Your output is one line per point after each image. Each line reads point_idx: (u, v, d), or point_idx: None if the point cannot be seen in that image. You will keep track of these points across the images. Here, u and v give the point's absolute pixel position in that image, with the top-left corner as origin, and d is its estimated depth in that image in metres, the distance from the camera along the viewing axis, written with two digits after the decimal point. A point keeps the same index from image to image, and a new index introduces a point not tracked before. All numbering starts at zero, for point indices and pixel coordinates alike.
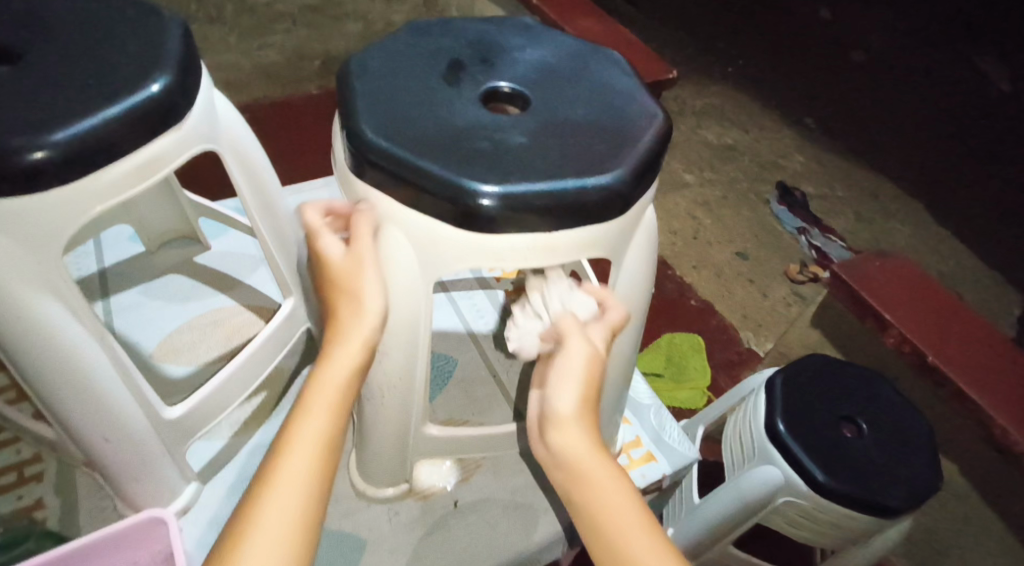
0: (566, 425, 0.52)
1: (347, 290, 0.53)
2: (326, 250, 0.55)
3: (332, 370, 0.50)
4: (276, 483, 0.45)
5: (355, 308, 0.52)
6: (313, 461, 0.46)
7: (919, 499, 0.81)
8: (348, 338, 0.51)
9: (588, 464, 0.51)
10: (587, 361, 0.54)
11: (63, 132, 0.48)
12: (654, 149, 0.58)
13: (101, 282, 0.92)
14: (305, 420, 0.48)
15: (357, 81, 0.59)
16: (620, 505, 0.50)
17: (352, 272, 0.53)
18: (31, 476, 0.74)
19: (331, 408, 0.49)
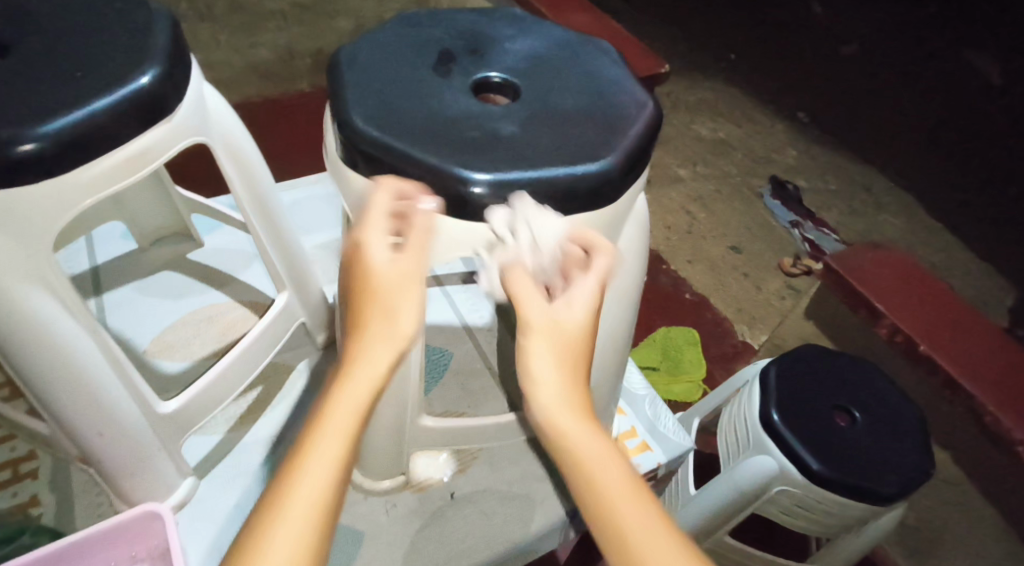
0: (555, 405, 0.46)
1: (389, 302, 0.47)
2: (371, 246, 0.49)
3: (356, 384, 0.44)
4: (287, 507, 0.39)
5: (388, 323, 0.47)
6: (330, 487, 0.41)
7: (912, 486, 0.82)
8: (382, 355, 0.46)
9: (586, 446, 0.45)
10: (548, 327, 0.48)
11: (52, 124, 0.48)
12: (644, 137, 0.58)
13: (94, 279, 0.92)
14: (323, 437, 0.42)
15: (348, 72, 0.59)
16: (619, 486, 0.43)
17: (402, 287, 0.48)
18: (26, 473, 0.74)
19: (352, 428, 0.43)
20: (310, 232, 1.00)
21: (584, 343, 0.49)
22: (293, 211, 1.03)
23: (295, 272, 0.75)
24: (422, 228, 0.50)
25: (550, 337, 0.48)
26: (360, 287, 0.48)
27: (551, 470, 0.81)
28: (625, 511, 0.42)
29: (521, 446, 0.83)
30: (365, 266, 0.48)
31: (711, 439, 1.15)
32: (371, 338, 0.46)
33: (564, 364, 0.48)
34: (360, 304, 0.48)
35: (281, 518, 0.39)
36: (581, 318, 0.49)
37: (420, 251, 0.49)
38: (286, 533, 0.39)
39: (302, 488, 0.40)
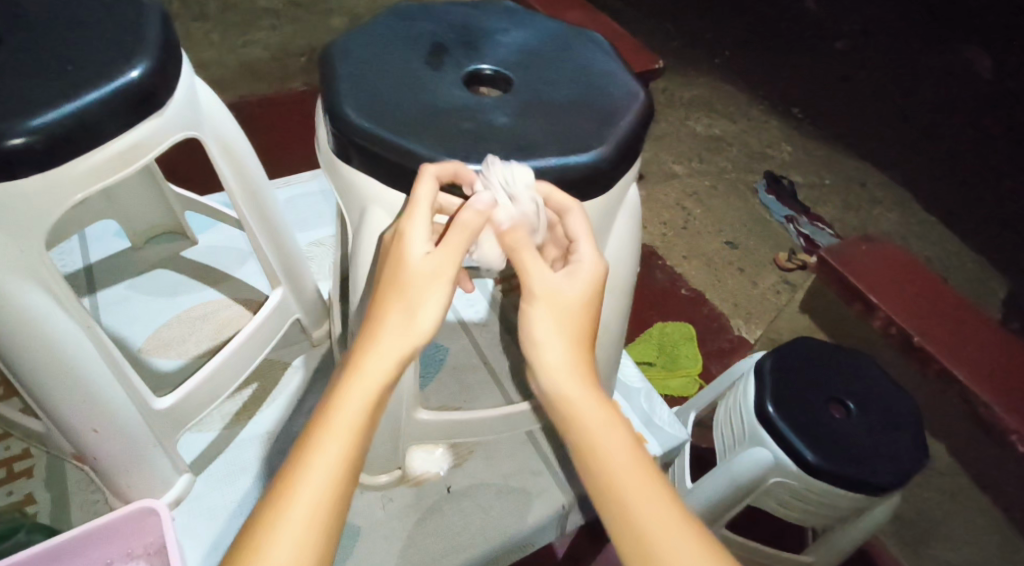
0: (556, 373, 0.48)
1: (415, 298, 0.46)
2: (410, 240, 0.48)
3: (367, 375, 0.44)
4: (294, 500, 0.41)
5: (406, 319, 0.46)
6: (334, 482, 0.42)
7: (906, 476, 0.82)
8: (400, 352, 0.45)
9: (589, 416, 0.47)
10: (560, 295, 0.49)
11: (41, 118, 0.48)
12: (635, 127, 0.59)
13: (88, 278, 0.92)
14: (331, 432, 0.43)
15: (340, 64, 0.59)
16: (620, 457, 0.46)
17: (432, 287, 0.46)
18: (21, 472, 0.74)
19: (360, 421, 0.43)
20: (304, 229, 1.00)
21: (587, 311, 0.50)
22: (287, 208, 1.03)
23: (289, 267, 0.75)
24: (462, 228, 0.48)
25: (548, 305, 0.49)
26: (393, 278, 0.47)
27: (547, 463, 0.81)
28: (622, 477, 0.45)
29: (517, 439, 0.83)
30: (400, 259, 0.47)
31: (707, 433, 1.15)
32: (392, 331, 0.46)
33: (567, 334, 0.49)
34: (387, 294, 0.47)
35: (288, 510, 0.40)
36: (587, 281, 0.50)
37: (456, 252, 0.47)
38: (291, 528, 0.40)
39: (308, 481, 0.41)
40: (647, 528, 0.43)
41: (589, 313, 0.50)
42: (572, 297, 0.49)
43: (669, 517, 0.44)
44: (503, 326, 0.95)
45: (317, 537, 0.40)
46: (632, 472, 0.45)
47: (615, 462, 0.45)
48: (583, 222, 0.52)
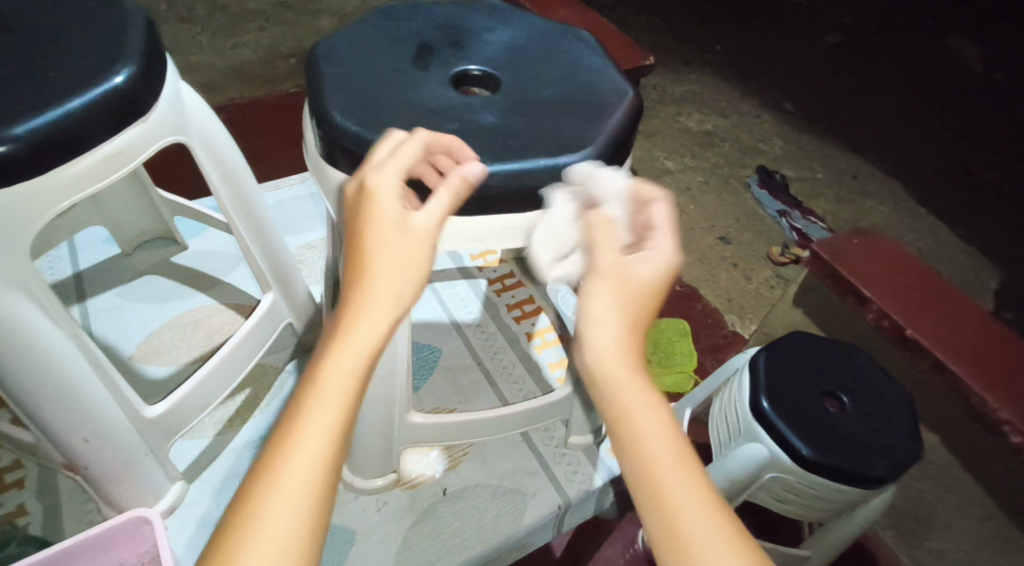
0: (606, 344, 0.45)
1: (403, 262, 0.44)
2: (384, 198, 0.46)
3: (352, 348, 0.42)
4: (285, 475, 0.39)
5: (390, 286, 0.44)
6: (328, 455, 0.40)
7: (900, 469, 0.82)
8: (384, 317, 0.43)
9: (631, 390, 0.44)
10: (629, 278, 0.46)
11: (22, 126, 0.47)
12: (625, 125, 0.58)
13: (77, 285, 0.91)
14: (320, 402, 0.41)
15: (326, 67, 0.59)
16: (660, 435, 0.43)
17: (418, 251, 0.45)
18: (12, 482, 0.73)
19: (350, 389, 0.41)
20: (295, 232, 1.00)
21: (646, 295, 0.47)
22: (278, 212, 1.02)
23: (280, 270, 0.75)
24: (448, 193, 0.48)
25: (604, 289, 0.46)
26: (365, 237, 0.45)
27: (542, 463, 0.81)
28: (661, 458, 0.42)
29: (512, 440, 0.83)
30: (371, 216, 0.45)
31: (703, 429, 1.15)
32: (378, 295, 0.43)
33: (621, 310, 0.45)
34: (365, 254, 0.44)
35: (278, 485, 0.38)
36: (654, 274, 0.47)
37: (441, 214, 0.47)
38: (285, 504, 0.38)
39: (298, 453, 0.39)
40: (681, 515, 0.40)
41: (651, 301, 0.47)
42: (630, 284, 0.46)
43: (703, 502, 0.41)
44: (496, 327, 0.95)
45: (313, 511, 0.39)
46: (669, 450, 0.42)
47: (653, 439, 0.43)
48: (667, 214, 0.50)
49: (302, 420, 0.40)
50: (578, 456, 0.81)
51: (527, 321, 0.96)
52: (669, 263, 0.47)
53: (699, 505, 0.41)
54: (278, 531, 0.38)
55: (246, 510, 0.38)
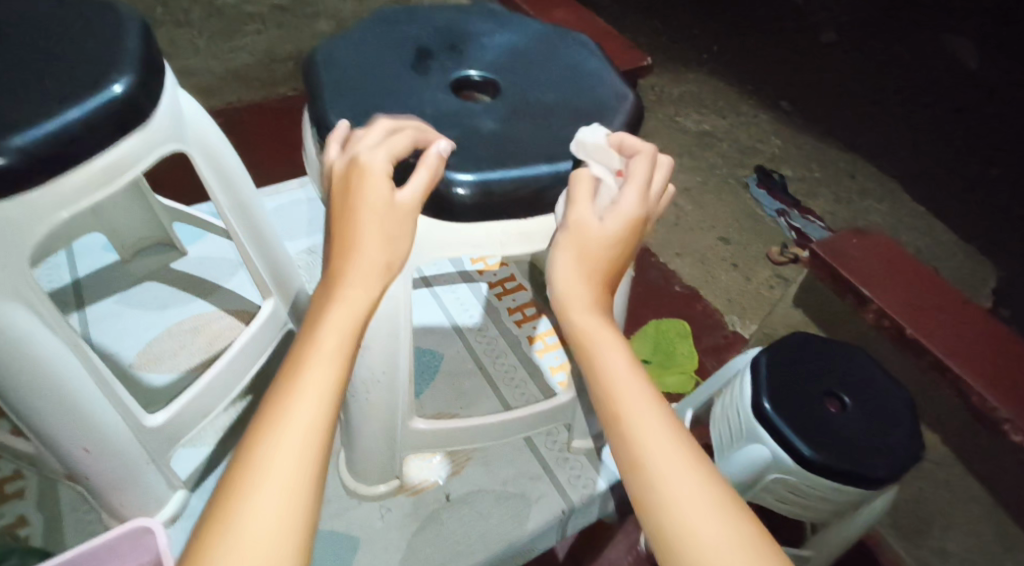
0: (570, 292, 0.51)
1: (387, 234, 0.50)
2: (377, 176, 0.50)
3: (349, 303, 0.48)
4: (290, 418, 0.43)
5: (374, 250, 0.50)
6: (327, 400, 0.44)
7: (902, 469, 0.82)
8: (369, 285, 0.50)
9: (591, 331, 0.49)
10: (596, 232, 0.51)
11: (21, 137, 0.47)
12: (626, 130, 0.58)
13: (76, 293, 0.90)
14: (320, 352, 0.46)
15: (324, 72, 0.59)
16: (616, 363, 0.48)
17: (402, 225, 0.51)
18: (12, 493, 0.73)
19: (345, 342, 0.47)
20: (294, 237, 0.99)
21: (604, 247, 0.52)
22: (276, 217, 1.02)
23: (281, 277, 0.75)
24: (427, 169, 0.51)
25: (569, 243, 0.51)
26: (347, 211, 0.50)
27: (545, 467, 0.80)
28: (618, 381, 0.47)
29: (515, 445, 0.82)
30: (362, 193, 0.50)
31: (704, 429, 1.15)
32: (364, 262, 0.50)
33: (580, 264, 0.51)
34: (354, 228, 0.50)
35: (283, 427, 0.42)
36: (618, 224, 0.51)
37: (423, 190, 0.51)
38: (290, 442, 0.42)
39: (301, 399, 0.43)
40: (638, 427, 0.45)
41: (615, 251, 0.52)
42: (599, 237, 0.51)
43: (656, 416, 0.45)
44: (497, 331, 0.95)
45: (316, 449, 0.42)
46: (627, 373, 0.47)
47: (614, 370, 0.47)
48: (645, 166, 0.53)
49: (303, 370, 0.45)
50: (581, 460, 0.81)
51: (528, 325, 0.96)
52: (636, 215, 0.52)
53: (653, 418, 0.45)
54: (284, 467, 0.41)
55: (253, 449, 0.41)
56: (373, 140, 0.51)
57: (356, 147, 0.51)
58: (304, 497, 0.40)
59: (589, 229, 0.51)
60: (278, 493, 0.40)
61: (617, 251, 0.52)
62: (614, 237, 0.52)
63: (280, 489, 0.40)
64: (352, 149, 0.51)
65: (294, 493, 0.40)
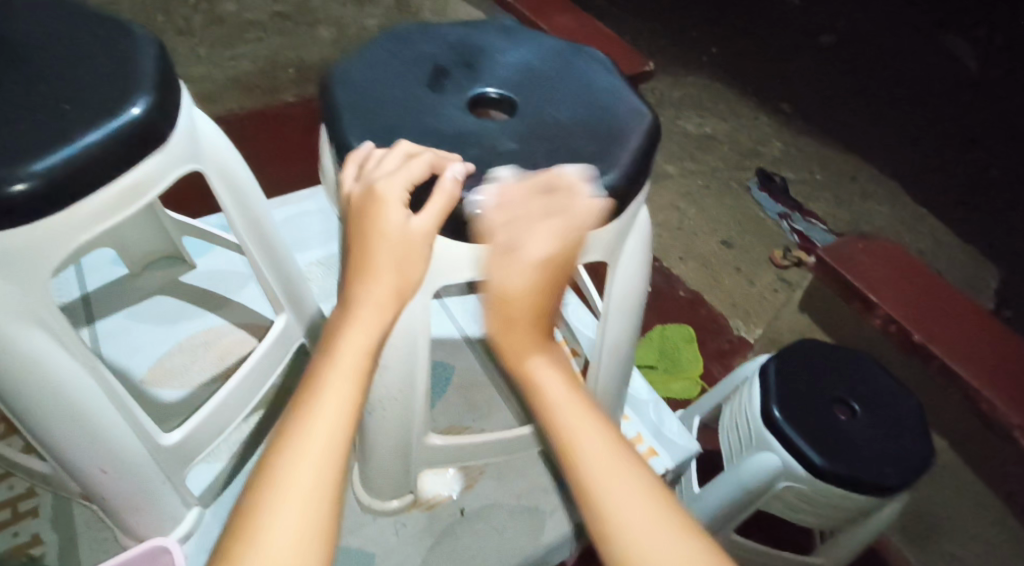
0: (507, 337, 0.58)
1: (402, 260, 0.51)
2: (391, 206, 0.50)
3: (364, 325, 0.49)
4: (311, 434, 0.44)
5: (389, 274, 0.50)
6: (346, 418, 0.46)
7: (914, 478, 0.82)
8: (382, 312, 0.50)
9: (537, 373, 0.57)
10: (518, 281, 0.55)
11: (42, 162, 0.47)
12: (645, 147, 0.58)
13: (86, 307, 0.90)
14: (337, 370, 0.47)
15: (340, 92, 0.59)
16: (559, 391, 0.55)
17: (415, 253, 0.51)
18: (26, 511, 0.73)
19: (360, 363, 0.48)
20: (304, 249, 0.99)
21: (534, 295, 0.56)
22: (286, 229, 1.02)
23: (295, 293, 0.74)
24: (444, 194, 0.51)
25: (493, 300, 0.57)
26: (365, 237, 0.51)
27: (559, 480, 0.80)
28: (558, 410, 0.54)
29: (529, 458, 0.82)
30: (379, 224, 0.51)
31: (712, 435, 1.15)
32: (378, 287, 0.50)
33: (506, 313, 0.57)
34: (370, 254, 0.51)
35: (305, 444, 0.43)
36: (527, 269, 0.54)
37: (438, 218, 0.51)
38: (312, 456, 0.43)
39: (321, 416, 0.45)
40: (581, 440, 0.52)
41: (542, 293, 0.57)
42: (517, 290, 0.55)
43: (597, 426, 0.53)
44: None
45: (336, 465, 0.44)
46: (568, 398, 0.55)
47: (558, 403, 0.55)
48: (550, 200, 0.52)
49: (322, 388, 0.46)
50: None
51: None
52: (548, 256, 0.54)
53: (592, 430, 0.52)
54: (305, 482, 0.42)
55: (272, 468, 0.42)
56: (390, 166, 0.51)
57: (373, 173, 0.51)
58: (325, 510, 0.42)
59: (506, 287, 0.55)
60: (301, 508, 0.41)
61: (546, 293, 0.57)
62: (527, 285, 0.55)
63: (303, 505, 0.41)
64: (370, 174, 0.51)
65: (311, 512, 0.41)
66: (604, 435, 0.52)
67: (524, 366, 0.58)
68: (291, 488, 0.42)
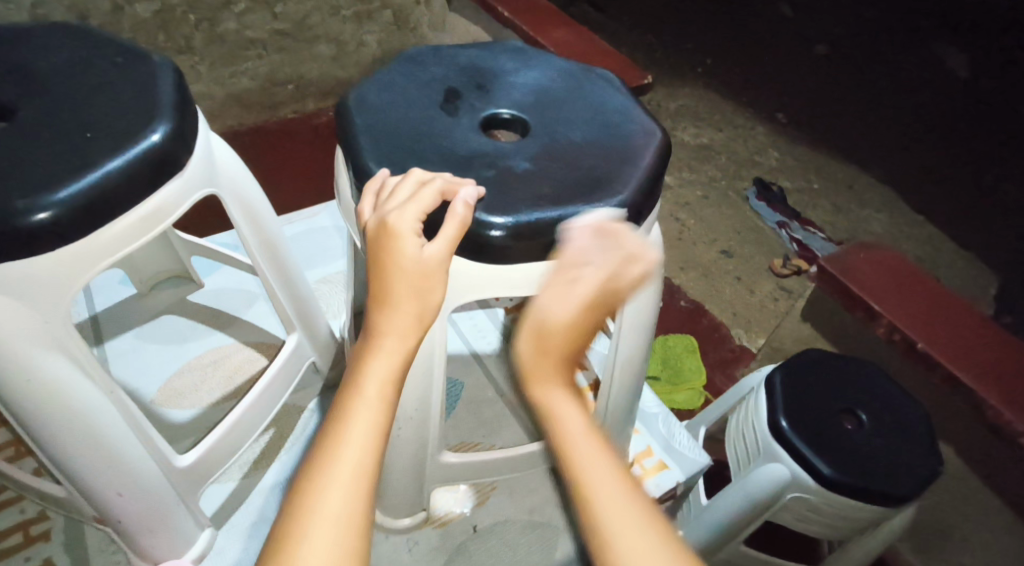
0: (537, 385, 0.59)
1: (420, 289, 0.50)
2: (405, 236, 0.50)
3: (387, 353, 0.49)
4: (336, 463, 0.44)
5: (412, 302, 0.50)
6: (372, 445, 0.46)
7: (923, 487, 0.81)
8: (405, 339, 0.50)
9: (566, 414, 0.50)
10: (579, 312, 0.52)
11: (66, 190, 0.48)
12: (655, 166, 0.59)
13: (94, 328, 0.90)
14: (361, 401, 0.47)
15: (357, 116, 0.59)
16: (580, 436, 0.49)
17: (433, 280, 0.51)
18: (38, 535, 0.72)
19: (385, 390, 0.48)
20: (313, 265, 1.00)
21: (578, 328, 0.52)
22: (295, 244, 1.02)
23: (306, 313, 0.76)
24: (455, 220, 0.51)
25: (530, 329, 0.53)
26: (382, 267, 0.50)
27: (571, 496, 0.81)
28: (583, 455, 0.47)
29: (539, 474, 0.82)
30: (395, 255, 0.50)
31: (718, 445, 1.13)
32: (398, 317, 0.50)
33: (542, 350, 0.58)
34: (386, 286, 0.50)
35: (332, 470, 0.44)
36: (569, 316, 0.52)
37: (451, 244, 0.51)
38: (340, 482, 0.43)
39: (347, 444, 0.45)
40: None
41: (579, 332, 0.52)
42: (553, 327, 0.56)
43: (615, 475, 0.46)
44: None
45: (362, 491, 0.44)
46: (589, 446, 0.48)
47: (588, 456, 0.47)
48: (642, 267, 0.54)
49: (348, 419, 0.46)
50: None
51: None
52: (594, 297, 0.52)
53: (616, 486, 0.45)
54: (333, 509, 0.42)
55: (307, 495, 0.43)
56: (401, 197, 0.51)
57: (385, 206, 0.51)
58: (355, 539, 0.42)
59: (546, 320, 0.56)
60: (330, 536, 0.41)
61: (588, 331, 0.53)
62: (572, 321, 0.56)
63: (330, 530, 0.42)
64: (383, 207, 0.52)
65: (346, 539, 0.42)
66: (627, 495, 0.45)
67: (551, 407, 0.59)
68: (322, 514, 0.42)
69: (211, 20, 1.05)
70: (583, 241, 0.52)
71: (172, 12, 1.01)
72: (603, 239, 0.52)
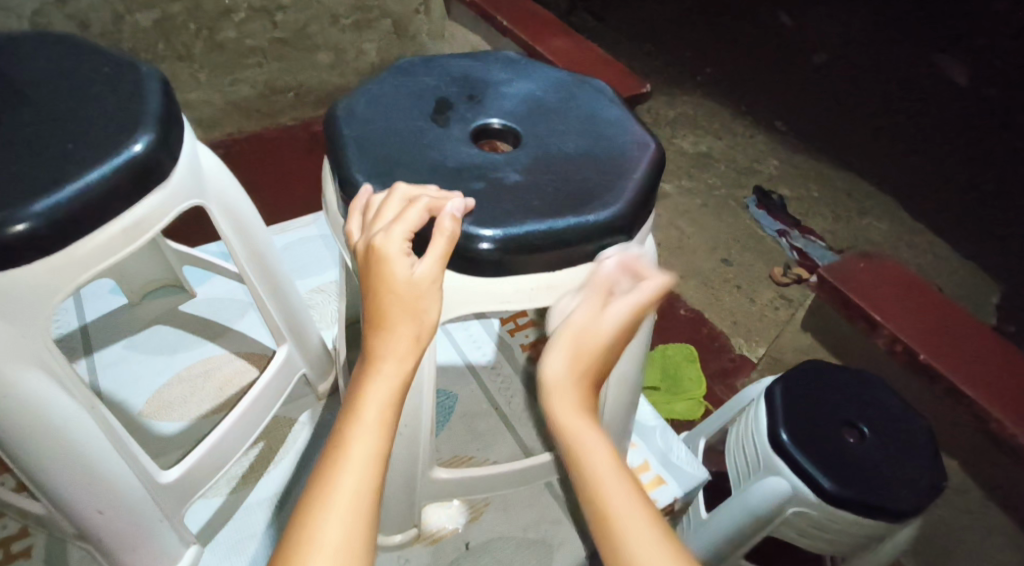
0: (557, 407, 0.51)
1: (415, 309, 0.49)
2: (395, 258, 0.49)
3: (384, 379, 0.48)
4: (336, 492, 0.43)
5: (412, 323, 0.49)
6: (372, 473, 0.44)
7: (927, 501, 0.79)
8: (403, 362, 0.49)
9: (578, 435, 0.49)
10: (609, 333, 0.53)
11: (43, 202, 0.47)
12: (649, 178, 0.58)
13: (83, 338, 0.89)
14: (360, 427, 0.46)
15: (345, 126, 0.58)
16: (600, 458, 0.48)
17: (425, 299, 0.50)
18: (19, 552, 0.71)
19: (384, 416, 0.47)
20: (305, 275, 0.99)
21: (598, 349, 0.53)
22: (288, 254, 1.01)
23: (296, 325, 0.75)
24: (445, 235, 0.50)
25: (568, 341, 0.53)
26: (373, 290, 0.49)
27: (567, 512, 0.79)
28: (598, 476, 0.47)
29: (534, 489, 0.81)
30: (386, 278, 0.49)
31: (716, 457, 1.11)
32: (396, 340, 0.49)
33: (576, 366, 0.52)
34: (381, 310, 0.49)
35: (330, 503, 0.42)
36: (605, 332, 0.53)
37: (441, 260, 0.50)
38: (339, 514, 0.42)
39: (346, 474, 0.43)
40: (618, 525, 0.45)
41: (610, 348, 0.53)
42: (597, 335, 0.52)
43: (632, 504, 0.46)
44: (510, 369, 0.94)
45: (362, 520, 0.42)
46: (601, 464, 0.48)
47: (599, 473, 0.47)
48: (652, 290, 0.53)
49: (346, 449, 0.45)
50: None
51: (543, 360, 0.95)
52: (617, 322, 0.53)
53: (638, 520, 0.45)
54: (332, 542, 0.41)
55: (303, 526, 0.42)
56: (388, 217, 0.50)
57: (373, 227, 0.50)
58: None
59: (594, 327, 0.53)
60: None
61: (613, 353, 0.54)
62: (615, 334, 0.53)
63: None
64: (370, 229, 0.50)
65: None
66: (650, 529, 0.44)
67: (569, 430, 0.50)
68: (319, 545, 0.41)
69: (211, 28, 1.04)
70: (610, 274, 0.55)
71: (172, 21, 1.00)
72: (628, 274, 0.55)
